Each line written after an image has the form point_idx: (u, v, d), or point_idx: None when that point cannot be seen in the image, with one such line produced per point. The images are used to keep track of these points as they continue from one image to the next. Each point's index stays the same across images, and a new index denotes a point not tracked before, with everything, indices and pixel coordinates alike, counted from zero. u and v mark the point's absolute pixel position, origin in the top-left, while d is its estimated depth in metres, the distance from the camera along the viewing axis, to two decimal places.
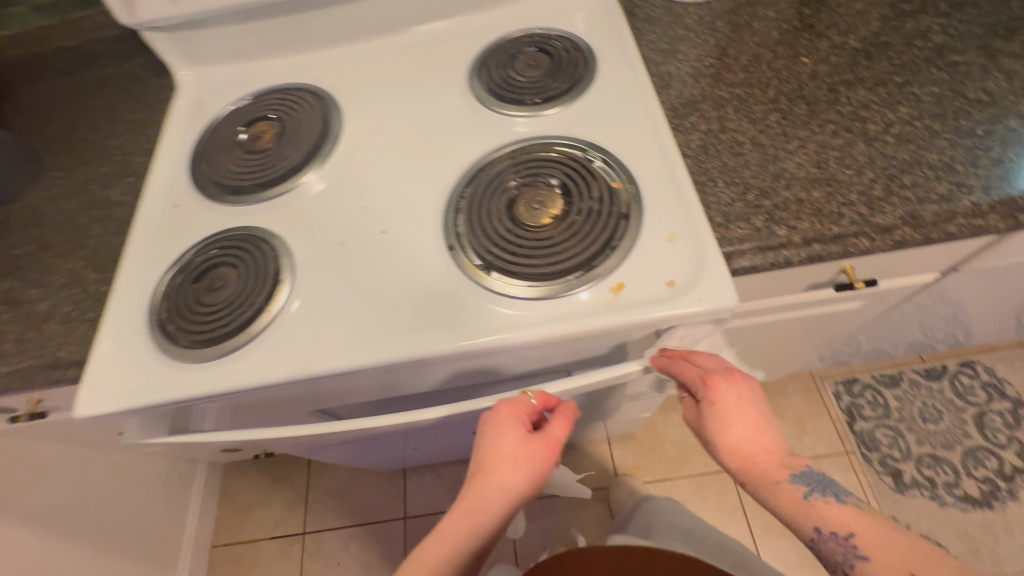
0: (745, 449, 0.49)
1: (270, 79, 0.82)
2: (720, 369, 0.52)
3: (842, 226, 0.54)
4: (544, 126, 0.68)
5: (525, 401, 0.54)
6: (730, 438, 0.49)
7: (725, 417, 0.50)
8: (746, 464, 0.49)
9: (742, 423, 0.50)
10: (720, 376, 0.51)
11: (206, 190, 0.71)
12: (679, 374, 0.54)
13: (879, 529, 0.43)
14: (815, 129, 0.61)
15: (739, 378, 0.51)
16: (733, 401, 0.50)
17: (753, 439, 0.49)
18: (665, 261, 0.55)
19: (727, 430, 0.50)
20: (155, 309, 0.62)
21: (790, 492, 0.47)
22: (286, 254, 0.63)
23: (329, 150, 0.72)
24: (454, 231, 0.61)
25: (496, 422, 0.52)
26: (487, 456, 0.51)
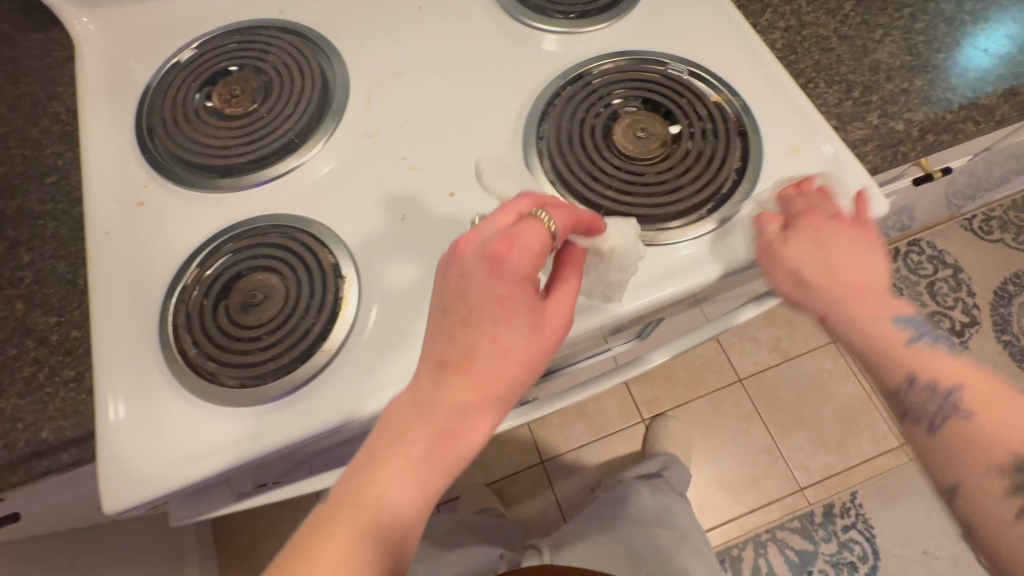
0: (835, 264, 0.42)
1: (214, 19, 0.61)
2: (827, 212, 0.45)
3: (953, 112, 0.52)
4: (602, 39, 0.57)
5: (532, 253, 0.38)
6: (813, 265, 0.43)
7: (793, 254, 0.43)
8: (818, 278, 0.42)
9: (830, 246, 0.43)
10: (823, 213, 0.45)
11: (179, 176, 0.52)
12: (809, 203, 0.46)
13: (1000, 397, 0.35)
14: (894, 13, 0.57)
15: (848, 219, 0.44)
16: (838, 241, 0.43)
17: (842, 251, 0.43)
18: (800, 175, 0.49)
19: (801, 266, 0.43)
20: (171, 348, 0.45)
21: (885, 330, 0.40)
22: (334, 242, 0.49)
23: (339, 102, 0.56)
24: (545, 179, 0.50)
25: (479, 286, 0.38)
26: (471, 323, 0.38)
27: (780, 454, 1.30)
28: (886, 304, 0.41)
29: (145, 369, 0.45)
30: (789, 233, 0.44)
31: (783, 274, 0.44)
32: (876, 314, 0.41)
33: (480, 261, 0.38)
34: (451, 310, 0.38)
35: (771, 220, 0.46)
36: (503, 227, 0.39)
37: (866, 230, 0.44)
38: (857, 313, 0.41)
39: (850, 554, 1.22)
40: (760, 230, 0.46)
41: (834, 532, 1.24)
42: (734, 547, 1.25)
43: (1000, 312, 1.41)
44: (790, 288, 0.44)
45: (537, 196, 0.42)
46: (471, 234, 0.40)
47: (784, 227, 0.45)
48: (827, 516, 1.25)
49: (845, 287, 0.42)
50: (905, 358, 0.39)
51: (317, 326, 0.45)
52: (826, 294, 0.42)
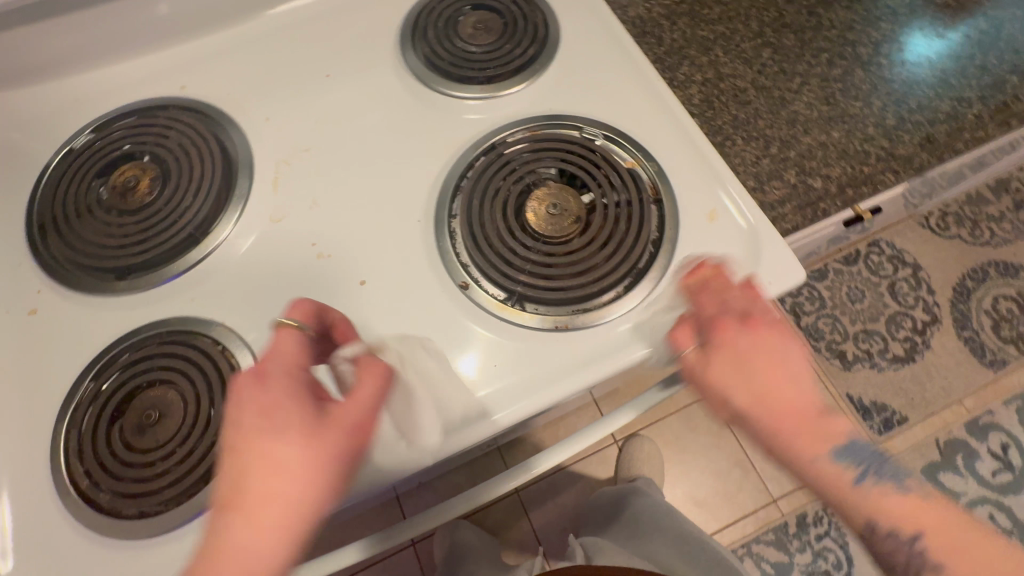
0: (763, 386, 0.37)
1: (112, 99, 0.58)
2: (736, 313, 0.40)
3: (870, 165, 0.52)
4: (517, 103, 0.56)
5: (289, 357, 0.38)
6: (740, 388, 0.37)
7: (718, 381, 0.38)
8: (748, 405, 0.37)
9: (757, 365, 0.37)
10: (733, 319, 0.39)
11: (74, 279, 0.49)
12: (703, 304, 0.41)
13: (956, 529, 0.34)
14: (811, 60, 0.56)
15: (759, 323, 0.39)
16: (755, 350, 0.38)
17: (764, 364, 0.37)
18: (718, 245, 0.47)
19: (730, 393, 0.37)
20: (62, 479, 0.42)
21: (827, 469, 0.35)
22: (238, 345, 0.46)
23: (243, 185, 0.53)
24: (459, 263, 0.49)
25: (284, 420, 0.35)
26: (257, 459, 0.34)
27: (752, 467, 1.30)
28: (823, 431, 0.36)
29: (33, 502, 0.42)
30: (710, 348, 0.39)
31: (714, 399, 0.38)
32: (806, 450, 0.36)
33: (272, 399, 0.36)
34: (269, 414, 0.35)
35: (682, 339, 0.40)
36: (252, 378, 0.36)
37: (784, 332, 0.39)
38: (793, 450, 0.36)
39: (824, 562, 1.23)
40: (677, 351, 0.40)
41: (808, 542, 1.25)
42: None
43: (959, 309, 1.43)
44: (726, 415, 0.39)
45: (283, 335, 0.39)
46: (239, 387, 0.36)
47: (702, 343, 0.39)
48: (801, 526, 1.26)
49: (774, 418, 0.36)
50: (853, 504, 0.36)
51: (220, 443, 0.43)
52: (764, 420, 0.36)
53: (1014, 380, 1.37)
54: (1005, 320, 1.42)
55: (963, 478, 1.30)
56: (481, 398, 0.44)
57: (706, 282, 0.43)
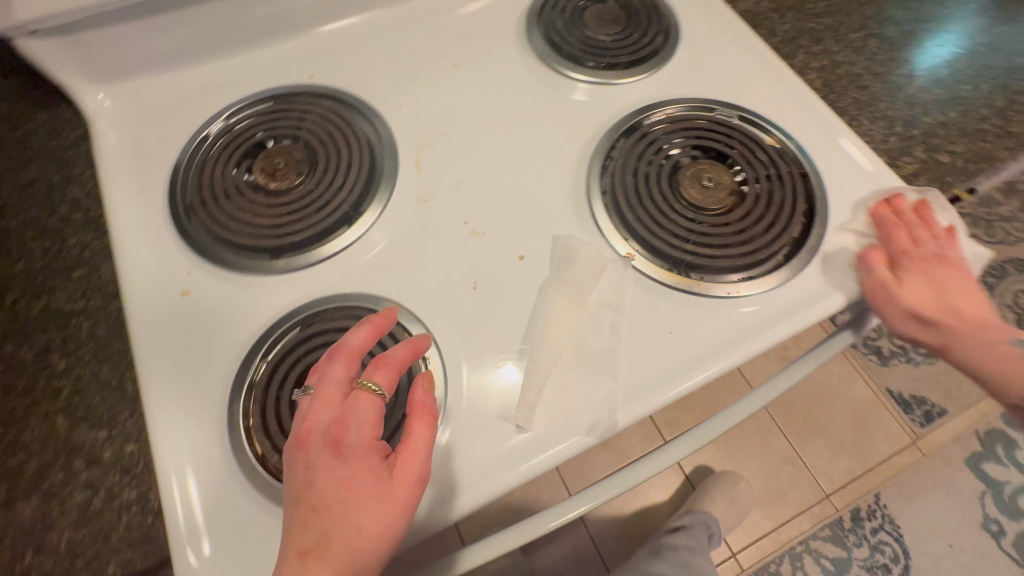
0: (951, 298, 0.43)
1: (243, 88, 0.58)
2: (930, 253, 0.44)
3: (990, 142, 0.54)
4: (647, 89, 0.58)
5: (369, 422, 0.35)
6: (929, 297, 0.43)
7: (911, 289, 0.43)
8: (936, 314, 0.42)
9: (942, 285, 0.43)
10: (926, 254, 0.44)
11: (228, 260, 0.49)
12: (891, 236, 0.46)
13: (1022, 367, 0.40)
14: (915, 49, 0.60)
15: (950, 258, 0.44)
16: (952, 284, 0.43)
17: (961, 293, 0.43)
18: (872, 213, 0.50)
19: (921, 307, 0.42)
20: (246, 455, 0.40)
21: (1003, 346, 0.41)
22: (410, 320, 0.46)
23: (390, 165, 0.53)
24: (619, 236, 0.49)
25: (331, 478, 0.32)
26: (325, 508, 0.32)
27: (803, 463, 1.31)
28: (994, 330, 0.42)
29: (218, 482, 0.40)
30: (901, 274, 0.44)
31: (896, 310, 0.43)
32: (981, 332, 0.41)
33: (324, 450, 0.33)
34: (304, 500, 0.32)
35: (874, 260, 0.46)
36: (332, 409, 0.35)
37: (958, 267, 0.44)
38: (977, 340, 0.41)
39: (882, 556, 1.25)
40: (869, 269, 0.45)
41: (864, 536, 1.26)
42: (771, 563, 1.24)
43: None
44: (913, 330, 0.43)
45: (384, 318, 0.41)
46: (307, 427, 0.34)
47: (893, 266, 0.45)
48: (856, 521, 1.27)
49: (963, 317, 0.42)
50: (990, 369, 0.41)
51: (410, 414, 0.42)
52: (947, 329, 0.42)
53: None
54: None
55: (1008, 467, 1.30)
56: (662, 366, 0.45)
57: (897, 211, 0.48)
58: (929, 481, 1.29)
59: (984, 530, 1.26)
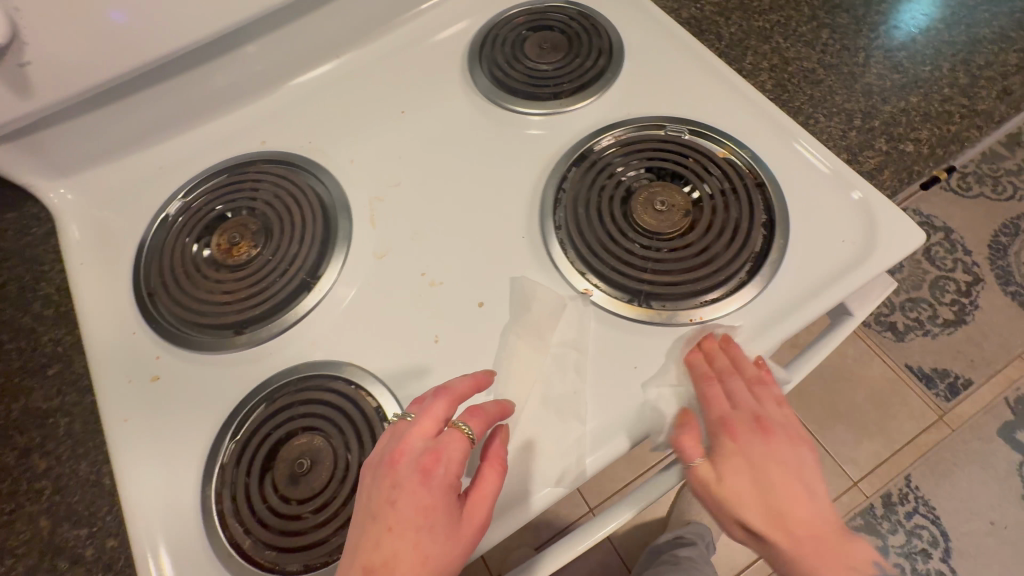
0: (778, 501, 0.39)
1: (198, 163, 0.59)
2: (749, 419, 0.42)
3: (955, 123, 0.52)
4: (595, 112, 0.57)
5: (458, 462, 0.36)
6: (752, 511, 0.39)
7: (731, 490, 0.40)
8: (766, 528, 0.39)
9: (770, 492, 0.40)
10: (747, 423, 0.42)
11: (194, 340, 0.49)
12: (713, 402, 0.43)
13: None
14: (869, 34, 0.58)
15: (772, 429, 0.42)
16: (760, 453, 0.41)
17: (785, 481, 0.40)
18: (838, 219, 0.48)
19: (741, 510, 0.40)
20: (222, 542, 0.41)
21: None
22: (372, 381, 0.46)
23: (345, 223, 0.54)
24: (577, 273, 0.49)
25: (410, 502, 0.34)
26: (395, 531, 0.34)
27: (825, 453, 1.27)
28: (854, 556, 0.38)
29: (198, 569, 0.41)
30: (716, 458, 0.41)
31: (730, 520, 0.41)
32: (863, 566, 0.38)
33: (412, 473, 0.35)
34: (378, 519, 0.34)
35: (691, 447, 0.41)
36: (428, 439, 0.37)
37: (795, 439, 0.42)
38: (835, 567, 0.38)
39: (920, 541, 1.20)
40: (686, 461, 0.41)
41: (898, 522, 1.22)
42: None
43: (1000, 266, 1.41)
44: (741, 534, 0.41)
45: (488, 374, 0.41)
46: (400, 448, 0.37)
47: (709, 454, 0.41)
48: (888, 506, 1.23)
49: (800, 545, 0.38)
50: None
51: None
52: (786, 553, 0.39)
53: None
54: None
55: None
56: (631, 403, 0.44)
57: (712, 355, 0.44)
58: (961, 457, 1.24)
59: None
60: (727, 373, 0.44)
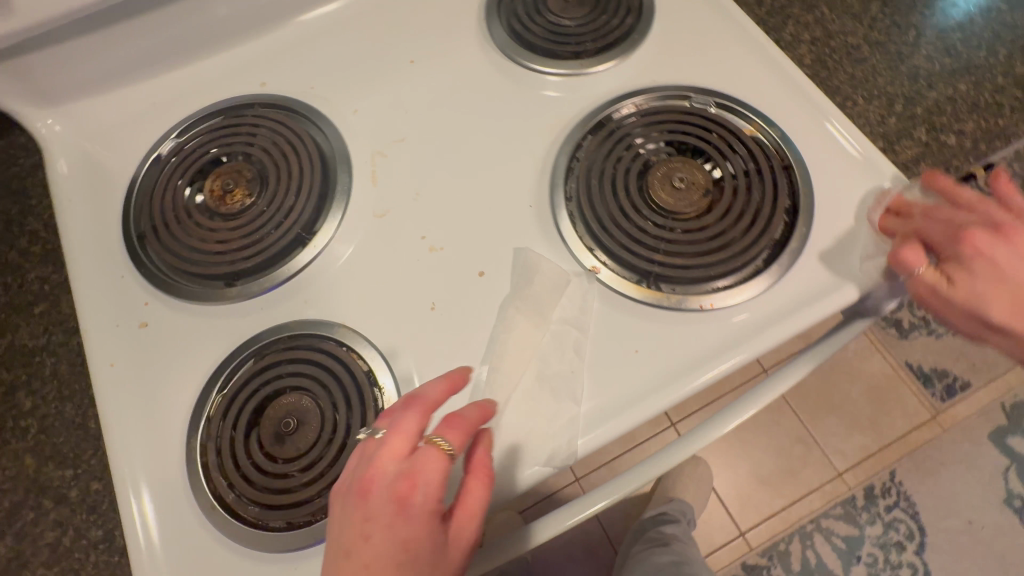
0: None
1: (194, 101, 0.56)
2: (983, 224, 0.38)
3: (1004, 116, 0.49)
4: (618, 76, 0.53)
5: (438, 485, 0.34)
6: (997, 302, 0.37)
7: (977, 296, 0.37)
8: (1008, 320, 0.37)
9: (1010, 278, 0.36)
10: (984, 229, 0.38)
11: (183, 289, 0.48)
12: (919, 229, 0.40)
13: None
14: (923, 9, 0.53)
15: (1012, 231, 0.37)
16: (1008, 261, 0.37)
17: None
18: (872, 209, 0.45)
19: (988, 310, 0.37)
20: (206, 495, 0.41)
21: None
22: (364, 344, 0.45)
23: (345, 178, 0.51)
24: (584, 248, 0.46)
25: (388, 536, 0.32)
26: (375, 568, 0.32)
27: (814, 442, 1.28)
28: None
29: (180, 519, 0.41)
30: (955, 265, 0.38)
31: (962, 315, 0.38)
32: None
33: (386, 503, 0.33)
34: (355, 555, 0.32)
35: (916, 256, 0.39)
36: (401, 462, 0.34)
37: None
38: None
39: (897, 533, 1.22)
40: (909, 271, 0.39)
41: (878, 514, 1.23)
42: (781, 542, 1.23)
43: None
44: (977, 329, 0.39)
45: (462, 375, 0.39)
46: (371, 474, 0.34)
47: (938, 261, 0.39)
48: (869, 498, 1.24)
49: None
50: None
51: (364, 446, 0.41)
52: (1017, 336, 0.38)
53: None
54: None
55: None
56: (629, 387, 0.42)
57: (905, 210, 0.42)
58: (948, 457, 1.25)
59: (1005, 505, 1.21)
60: (953, 203, 0.40)
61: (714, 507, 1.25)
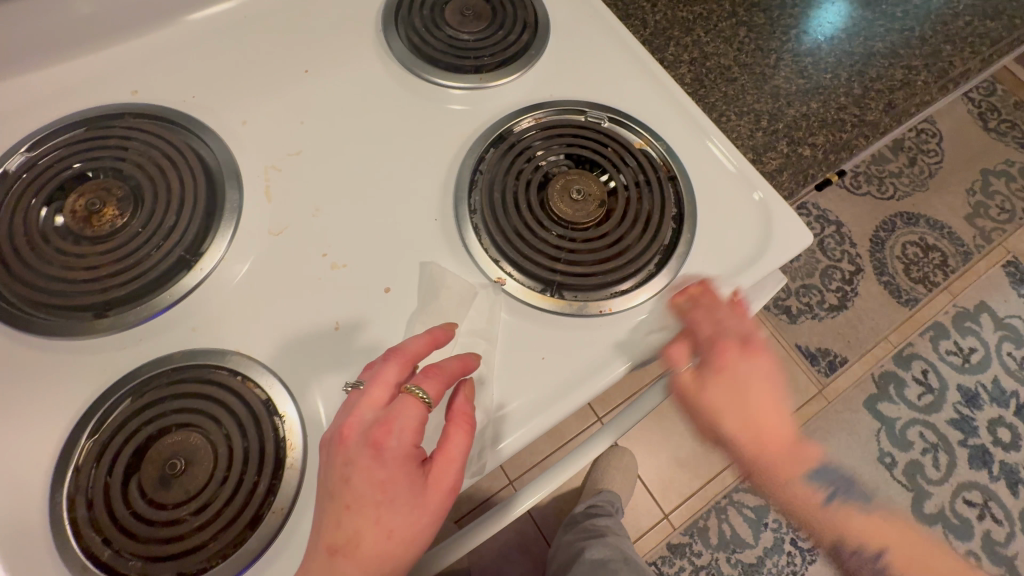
0: (757, 424, 0.44)
1: (51, 110, 0.50)
2: (739, 338, 0.45)
3: (847, 131, 0.56)
4: (517, 91, 0.55)
5: (413, 430, 0.36)
6: (734, 420, 0.44)
7: (717, 406, 0.44)
8: (743, 436, 0.44)
9: (744, 394, 0.44)
10: (735, 344, 0.45)
11: (41, 324, 0.42)
12: (696, 322, 0.45)
13: (908, 539, 0.48)
14: (781, 36, 0.60)
15: (758, 350, 0.45)
16: (743, 381, 0.44)
17: (759, 404, 0.44)
18: (743, 218, 0.50)
19: (721, 421, 0.44)
20: (74, 556, 0.36)
21: (810, 494, 0.47)
22: (260, 371, 0.42)
23: (235, 193, 0.48)
24: (490, 260, 0.47)
25: (364, 479, 0.34)
26: (354, 509, 0.34)
27: None
28: (799, 464, 0.47)
29: None
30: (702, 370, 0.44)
31: (703, 415, 0.44)
32: (786, 475, 0.46)
33: (365, 448, 0.35)
34: (337, 496, 0.34)
35: (679, 360, 0.44)
36: (378, 410, 0.36)
37: (773, 359, 0.46)
38: (790, 475, 0.46)
39: None
40: (675, 370, 0.44)
41: None
42: (700, 519, 1.32)
43: (879, 258, 1.55)
44: (710, 432, 0.46)
45: (444, 331, 0.41)
46: (350, 422, 0.36)
47: (698, 362, 0.44)
48: None
49: (755, 445, 0.45)
50: (826, 526, 0.47)
51: (264, 479, 0.39)
52: (740, 443, 0.45)
53: (929, 313, 1.51)
54: (914, 263, 1.55)
55: (899, 405, 1.43)
56: (536, 393, 0.43)
57: (697, 298, 0.45)
58: (834, 426, 1.41)
59: (879, 463, 1.39)
60: (701, 304, 0.45)
61: (641, 494, 1.33)
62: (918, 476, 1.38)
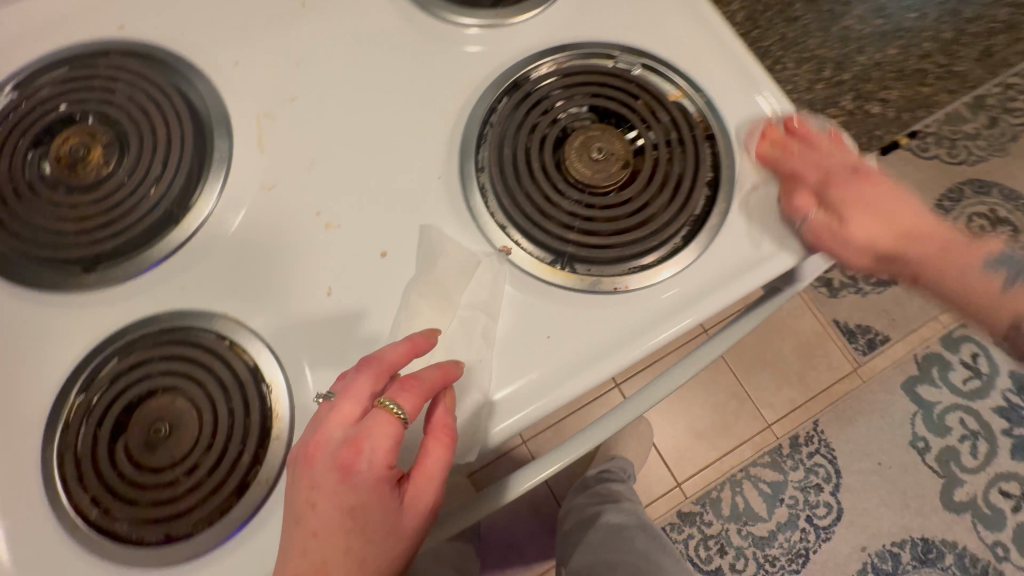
0: (894, 219, 0.40)
1: (37, 46, 0.47)
2: (846, 167, 0.41)
3: None
4: (538, 30, 0.48)
5: (386, 451, 0.33)
6: (863, 219, 0.40)
7: (844, 208, 0.40)
8: (896, 248, 0.41)
9: (893, 218, 0.40)
10: (846, 172, 0.41)
11: (32, 276, 0.41)
12: (795, 168, 0.42)
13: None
14: None
15: (872, 173, 0.41)
16: (870, 193, 0.40)
17: (883, 211, 0.40)
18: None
19: (863, 241, 0.40)
20: (66, 512, 0.36)
21: (983, 277, 0.43)
22: (250, 336, 0.40)
23: (225, 143, 0.44)
24: (496, 226, 0.43)
25: (334, 505, 0.33)
26: (322, 538, 0.32)
27: (747, 397, 1.34)
28: (973, 251, 0.43)
29: (40, 537, 0.36)
30: (836, 208, 0.40)
31: (853, 253, 0.40)
32: (963, 257, 0.42)
33: (333, 471, 0.33)
34: (303, 523, 0.33)
35: (801, 204, 0.41)
36: (349, 428, 0.34)
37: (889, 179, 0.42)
38: (952, 269, 0.42)
39: (816, 477, 1.31)
40: (800, 215, 0.41)
41: (801, 460, 1.32)
42: (713, 490, 1.31)
43: None
44: (866, 266, 0.41)
45: (425, 339, 0.37)
46: (317, 441, 0.34)
47: (822, 207, 0.41)
48: (794, 447, 1.33)
49: (897, 232, 0.40)
50: (988, 303, 0.43)
51: (250, 448, 0.37)
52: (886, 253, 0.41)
53: None
54: None
55: (941, 389, 1.35)
56: (541, 375, 0.40)
57: (786, 144, 0.43)
58: (866, 406, 1.34)
59: (911, 447, 1.32)
60: (820, 148, 0.42)
61: (654, 461, 1.32)
62: (951, 463, 1.32)
